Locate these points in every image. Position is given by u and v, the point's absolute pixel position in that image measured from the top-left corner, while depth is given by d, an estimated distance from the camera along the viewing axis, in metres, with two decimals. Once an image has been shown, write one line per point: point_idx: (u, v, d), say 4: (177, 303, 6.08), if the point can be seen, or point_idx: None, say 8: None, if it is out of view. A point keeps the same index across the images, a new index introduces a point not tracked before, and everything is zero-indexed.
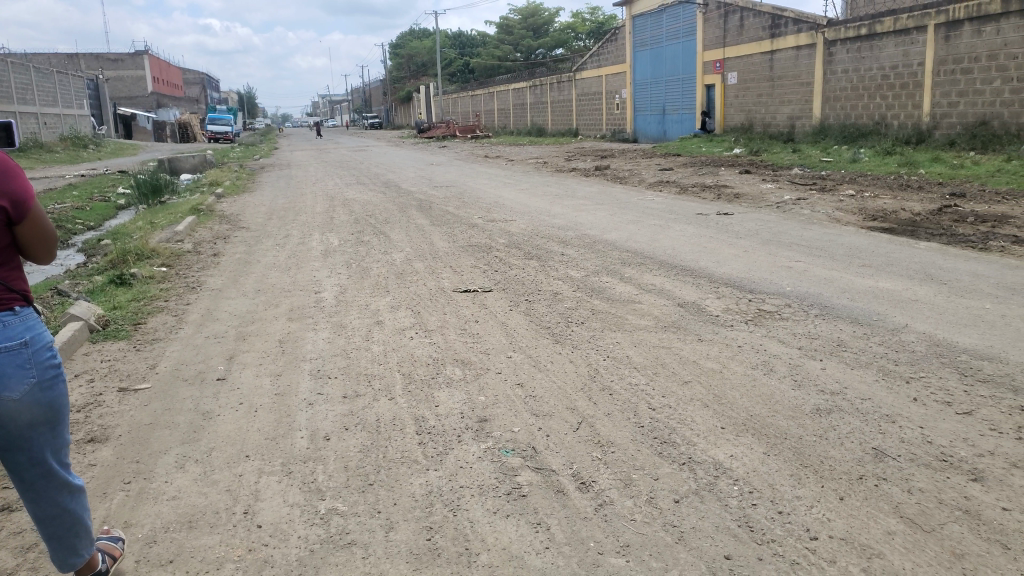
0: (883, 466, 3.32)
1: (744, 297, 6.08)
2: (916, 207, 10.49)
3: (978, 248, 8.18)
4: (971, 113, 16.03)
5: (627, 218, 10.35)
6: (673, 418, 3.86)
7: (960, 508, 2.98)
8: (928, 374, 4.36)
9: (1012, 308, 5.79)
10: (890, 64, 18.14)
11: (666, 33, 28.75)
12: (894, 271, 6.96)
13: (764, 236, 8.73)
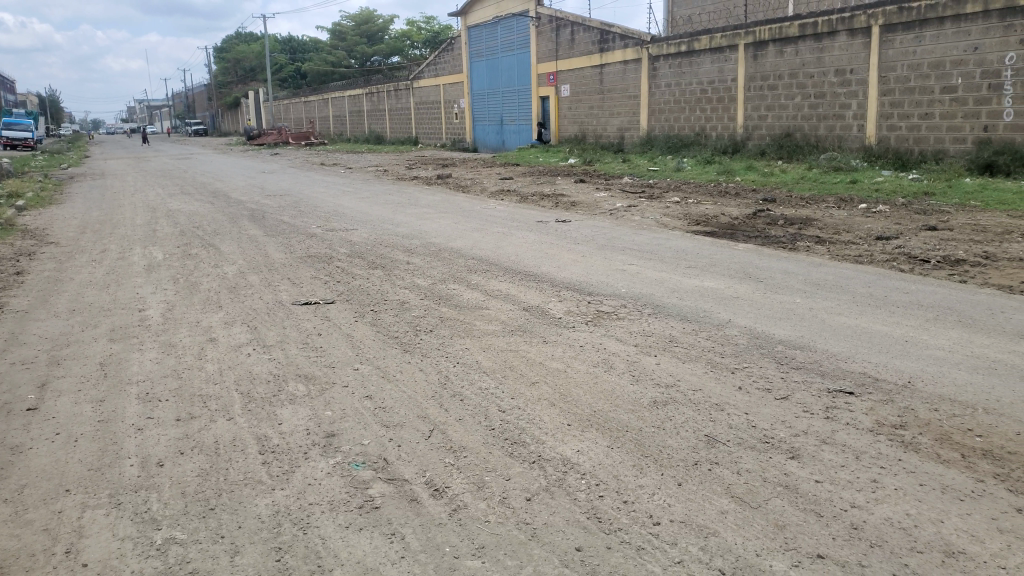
0: (715, 451, 3.57)
1: (583, 300, 6.33)
2: (734, 212, 11.39)
3: (788, 248, 9.01)
4: (778, 126, 17.63)
5: (470, 226, 10.46)
6: (522, 419, 3.95)
7: (781, 484, 3.26)
8: (749, 364, 4.75)
9: (817, 301, 6.44)
10: (707, 80, 19.57)
11: (501, 44, 29.42)
12: (717, 271, 7.52)
13: (600, 242, 9.13)
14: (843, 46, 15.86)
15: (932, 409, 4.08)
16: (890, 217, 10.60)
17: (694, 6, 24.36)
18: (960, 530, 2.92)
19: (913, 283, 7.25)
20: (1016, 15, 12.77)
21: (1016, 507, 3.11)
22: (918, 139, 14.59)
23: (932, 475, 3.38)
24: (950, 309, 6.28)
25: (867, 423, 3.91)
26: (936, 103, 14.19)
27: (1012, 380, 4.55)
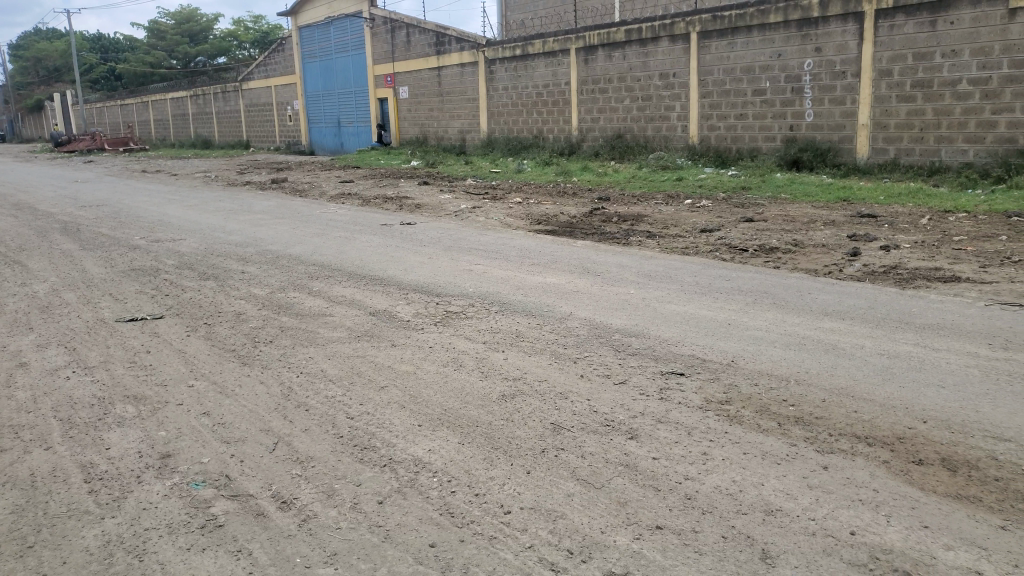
0: (560, 437, 3.72)
1: (430, 301, 6.35)
2: (573, 210, 11.81)
3: (622, 243, 9.48)
4: (610, 128, 18.48)
5: (309, 231, 10.16)
6: (372, 424, 3.91)
7: (622, 463, 3.45)
8: (590, 353, 4.97)
9: (650, 291, 6.83)
10: (541, 83, 20.17)
11: (335, 46, 28.80)
12: (559, 267, 7.78)
13: (445, 243, 9.18)
14: (665, 51, 16.88)
15: (753, 384, 4.47)
16: (713, 211, 11.42)
17: (526, 11, 25.02)
18: (778, 490, 3.22)
19: (735, 271, 7.86)
20: (811, 25, 14.15)
21: (823, 465, 3.47)
22: (734, 138, 15.81)
23: (753, 443, 3.69)
24: (766, 293, 6.87)
25: (697, 401, 4.21)
26: (748, 105, 15.44)
27: (818, 353, 5.06)
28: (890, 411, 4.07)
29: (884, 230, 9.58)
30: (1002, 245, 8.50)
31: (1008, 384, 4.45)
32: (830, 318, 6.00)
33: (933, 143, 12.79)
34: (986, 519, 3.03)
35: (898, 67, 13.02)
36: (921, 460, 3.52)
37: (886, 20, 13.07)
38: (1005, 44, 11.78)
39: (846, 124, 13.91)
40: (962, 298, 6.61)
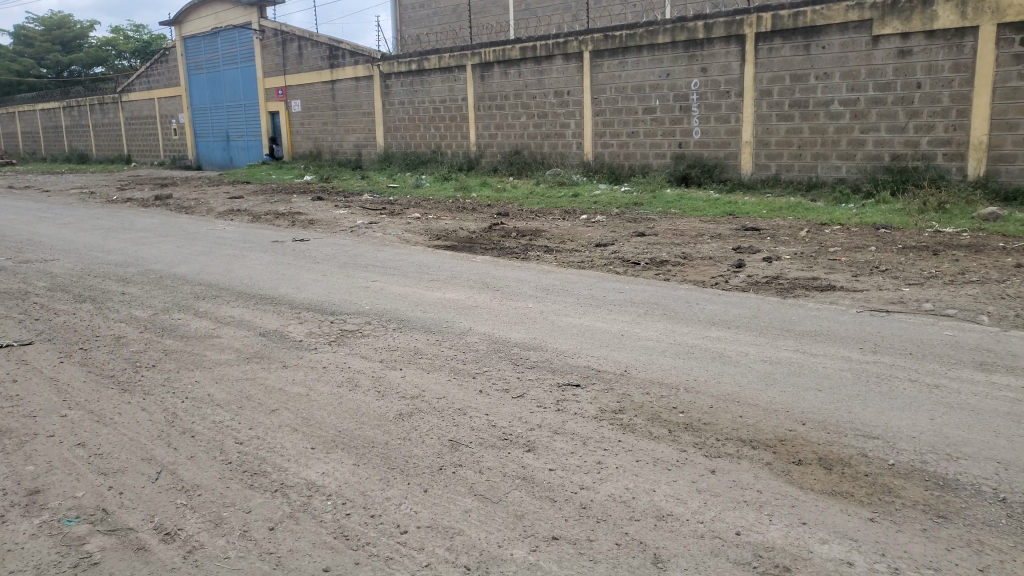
0: (458, 454, 3.71)
1: (324, 320, 6.21)
2: (471, 225, 11.85)
3: (520, 257, 9.58)
4: (507, 144, 18.70)
5: (196, 249, 9.76)
6: (262, 448, 3.78)
7: (519, 476, 3.48)
8: (488, 368, 4.98)
9: (547, 305, 6.93)
10: (438, 99, 20.20)
11: (222, 57, 27.90)
12: (457, 283, 7.78)
13: (341, 259, 9.02)
14: (559, 69, 17.25)
15: (645, 392, 4.60)
16: (607, 226, 11.72)
17: (421, 27, 25.04)
18: (668, 496, 3.33)
19: (628, 284, 8.08)
20: (696, 47, 14.79)
21: (711, 469, 3.61)
22: (627, 154, 16.31)
23: (645, 451, 3.80)
24: (657, 304, 7.10)
25: (592, 411, 4.30)
26: (639, 122, 15.97)
27: (706, 361, 5.26)
28: (772, 415, 4.28)
29: (766, 243, 10.10)
30: (871, 255, 9.12)
31: (876, 385, 4.77)
32: (717, 327, 6.26)
33: (810, 160, 13.62)
34: (858, 512, 3.23)
35: (777, 88, 13.79)
36: (800, 460, 3.72)
37: (765, 43, 13.82)
38: (870, 68, 12.69)
39: (731, 142, 14.60)
40: (835, 305, 7.06)
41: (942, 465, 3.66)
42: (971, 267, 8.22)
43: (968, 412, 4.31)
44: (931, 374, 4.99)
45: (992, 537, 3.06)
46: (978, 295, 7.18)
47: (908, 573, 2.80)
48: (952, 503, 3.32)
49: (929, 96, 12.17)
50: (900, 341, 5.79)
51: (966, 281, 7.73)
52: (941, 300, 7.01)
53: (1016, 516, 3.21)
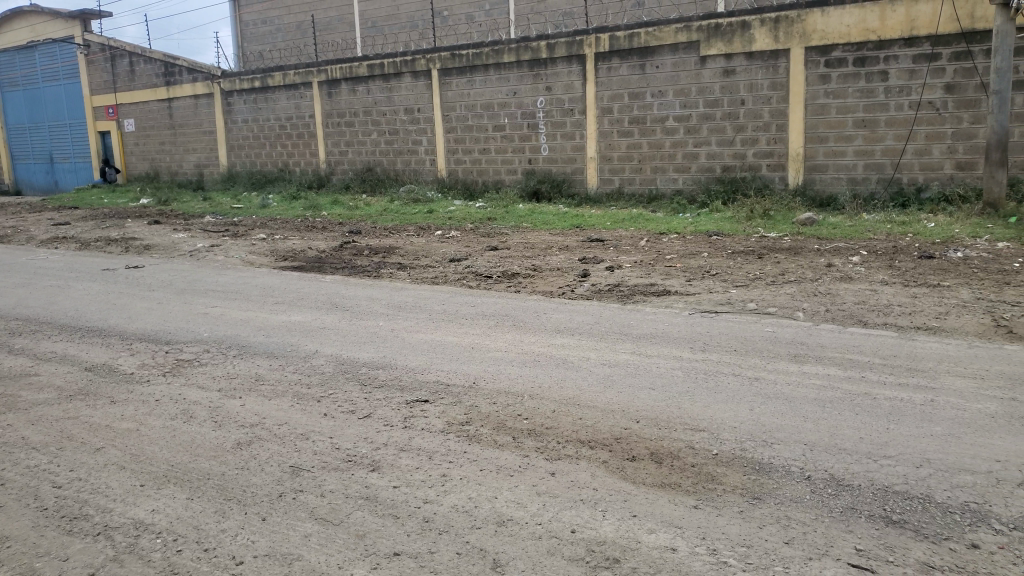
0: (300, 479, 3.64)
1: (159, 350, 5.89)
2: (321, 245, 11.62)
3: (372, 276, 9.50)
4: (358, 162, 18.49)
5: (12, 281, 8.97)
6: (84, 491, 3.55)
7: (362, 496, 3.46)
8: (334, 391, 4.91)
9: (398, 322, 6.92)
10: (284, 117, 19.68)
11: (41, 73, 25.80)
12: (305, 305, 7.61)
13: (178, 286, 8.58)
14: (408, 87, 17.27)
15: (491, 403, 4.70)
16: (460, 241, 11.85)
17: (264, 43, 24.32)
18: (509, 501, 3.43)
19: (478, 297, 8.22)
20: (541, 66, 15.27)
21: (551, 472, 3.75)
22: (479, 171, 16.58)
23: (489, 459, 3.89)
24: (507, 316, 7.27)
25: (439, 426, 4.34)
26: (489, 139, 16.29)
27: (549, 368, 5.44)
28: (610, 415, 4.50)
29: (610, 253, 10.57)
30: (705, 261, 9.77)
31: (703, 381, 5.13)
32: (562, 335, 6.50)
33: (650, 173, 14.41)
34: (684, 501, 3.47)
35: (617, 105, 14.51)
36: (634, 456, 3.94)
37: (604, 63, 14.49)
38: (699, 86, 13.62)
39: (577, 158, 15.19)
40: (671, 309, 7.51)
41: (759, 450, 3.99)
42: (790, 268, 8.99)
43: (782, 401, 4.72)
44: (752, 368, 5.42)
45: (797, 512, 3.38)
46: (795, 293, 7.87)
47: (725, 553, 3.04)
48: (765, 484, 3.63)
49: (751, 111, 13.21)
50: (726, 339, 6.24)
51: (785, 281, 8.44)
52: (763, 300, 7.63)
53: (819, 490, 3.56)
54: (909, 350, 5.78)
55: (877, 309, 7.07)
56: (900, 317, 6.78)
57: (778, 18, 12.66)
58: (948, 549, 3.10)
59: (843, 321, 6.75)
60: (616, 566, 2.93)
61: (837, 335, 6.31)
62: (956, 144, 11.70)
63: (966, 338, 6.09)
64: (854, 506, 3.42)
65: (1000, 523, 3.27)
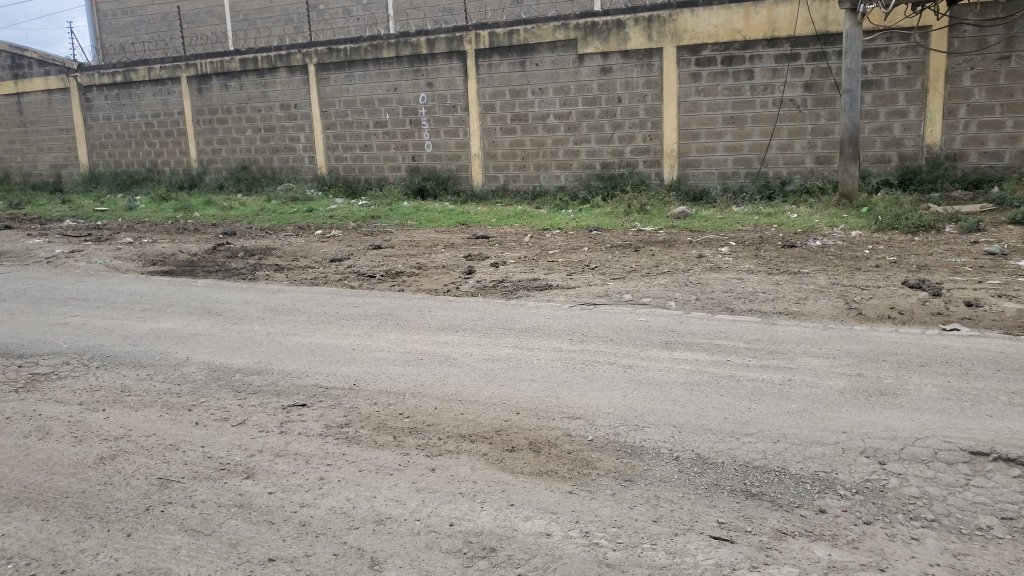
0: (168, 491, 3.51)
1: (9, 365, 5.50)
2: (193, 248, 11.13)
3: (247, 278, 9.20)
4: (233, 160, 17.81)
5: None
6: None
7: (236, 504, 3.39)
8: (207, 399, 4.73)
9: (275, 325, 6.74)
10: (150, 113, 18.68)
11: None
12: (175, 311, 7.29)
13: (33, 295, 8.02)
14: (284, 82, 16.77)
15: (372, 403, 4.67)
16: (342, 241, 11.66)
17: (125, 35, 22.97)
18: (388, 499, 3.45)
19: (359, 297, 8.11)
20: (421, 62, 15.18)
21: (431, 468, 3.78)
22: (361, 168, 16.34)
23: (368, 459, 3.88)
24: (389, 315, 7.22)
25: (317, 429, 4.28)
26: (371, 136, 16.06)
27: (432, 366, 5.45)
28: (491, 409, 4.57)
29: (494, 249, 10.69)
30: (585, 255, 10.04)
31: (581, 371, 5.29)
32: (445, 332, 6.53)
33: (533, 170, 14.65)
34: (560, 488, 3.58)
35: (499, 102, 14.64)
36: (513, 447, 4.02)
37: (485, 59, 14.57)
38: (578, 84, 13.94)
39: (461, 155, 15.23)
40: (552, 302, 7.68)
41: (631, 434, 4.16)
42: (664, 260, 9.38)
43: (654, 386, 4.95)
44: (627, 356, 5.62)
45: (666, 491, 3.55)
46: (668, 284, 8.23)
47: (597, 534, 3.19)
48: (637, 466, 3.80)
49: (628, 109, 13.66)
50: (603, 330, 6.45)
51: (660, 272, 8.80)
52: (639, 291, 7.94)
53: (685, 469, 3.77)
54: (770, 334, 6.16)
55: (743, 297, 7.49)
56: (763, 303, 7.21)
57: (651, 18, 13.13)
58: (799, 515, 3.36)
59: (712, 309, 7.11)
60: (491, 556, 3.03)
61: (706, 322, 6.64)
62: (814, 140, 12.53)
63: (822, 321, 6.56)
64: (718, 482, 3.64)
65: (844, 489, 3.56)
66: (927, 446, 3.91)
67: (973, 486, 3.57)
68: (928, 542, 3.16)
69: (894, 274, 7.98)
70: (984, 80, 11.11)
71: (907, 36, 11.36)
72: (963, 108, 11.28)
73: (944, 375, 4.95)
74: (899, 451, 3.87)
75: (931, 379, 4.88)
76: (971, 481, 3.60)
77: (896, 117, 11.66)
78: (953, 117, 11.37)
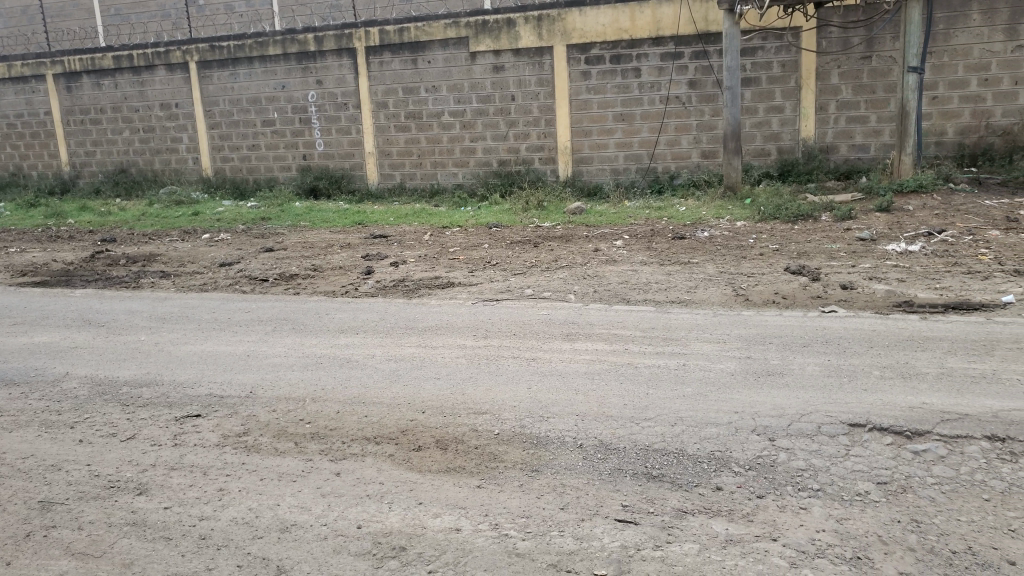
0: (51, 515, 3.34)
1: None
2: (68, 256, 10.48)
3: (131, 287, 8.74)
4: (109, 162, 16.86)
5: None
6: None
7: (129, 522, 3.26)
8: (91, 415, 4.47)
9: (163, 335, 6.44)
10: (13, 113, 17.42)
11: None
12: (51, 324, 6.85)
13: None
14: (163, 81, 15.99)
15: (271, 411, 4.53)
16: (232, 244, 11.25)
17: None
18: (293, 506, 3.38)
19: (253, 302, 7.85)
20: (309, 59, 14.81)
21: (336, 472, 3.71)
22: (250, 169, 15.81)
23: (271, 467, 3.77)
24: (286, 319, 7.03)
25: (214, 439, 4.12)
26: (260, 135, 15.57)
27: (332, 369, 5.35)
28: (396, 409, 4.53)
29: (393, 248, 10.57)
30: (485, 251, 10.08)
31: (485, 366, 5.32)
32: (345, 334, 6.41)
33: (430, 168, 14.60)
34: (468, 482, 3.59)
35: (392, 100, 14.48)
36: (419, 446, 4.00)
37: (375, 57, 14.37)
38: (471, 81, 13.96)
39: (355, 153, 14.98)
40: (454, 300, 7.68)
41: (537, 426, 4.22)
42: (562, 255, 9.55)
43: (557, 377, 5.04)
44: (529, 350, 5.70)
45: (572, 478, 3.63)
46: (568, 277, 8.38)
47: (506, 526, 3.23)
48: (543, 456, 3.86)
49: (521, 107, 13.80)
50: (505, 325, 6.50)
51: (559, 267, 8.95)
52: (540, 285, 8.04)
53: (590, 456, 3.86)
54: (665, 322, 6.38)
55: (638, 288, 7.72)
56: (658, 293, 7.47)
57: (541, 16, 13.30)
58: (698, 494, 3.50)
59: (609, 300, 7.29)
60: (402, 555, 3.03)
61: (605, 313, 6.81)
62: (700, 136, 13.05)
63: (712, 308, 6.85)
64: (620, 467, 3.75)
65: (738, 466, 3.74)
66: (812, 421, 4.16)
67: (852, 455, 3.83)
68: (815, 510, 3.37)
69: (777, 261, 8.42)
70: (851, 78, 11.86)
71: (780, 36, 11.99)
72: (833, 104, 12.02)
73: (824, 354, 5.28)
74: (786, 427, 4.10)
75: (814, 359, 5.19)
76: (850, 451, 3.86)
77: (773, 113, 12.30)
78: (825, 113, 12.09)
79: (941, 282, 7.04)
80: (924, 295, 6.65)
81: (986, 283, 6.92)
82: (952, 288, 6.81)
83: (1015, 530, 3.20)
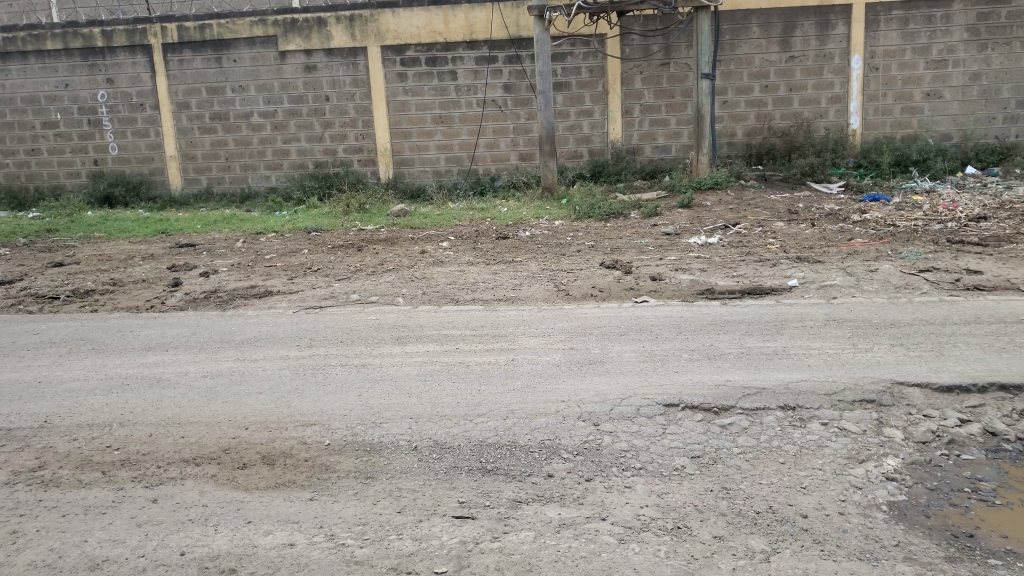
0: None
1: None
2: None
3: None
4: None
5: None
6: None
7: None
8: None
9: None
10: None
11: None
12: None
13: None
14: None
15: (71, 440, 4.11)
16: (12, 259, 10.09)
17: None
18: (104, 541, 3.13)
19: (43, 323, 7.08)
20: (97, 55, 13.59)
21: (152, 498, 3.45)
22: (29, 175, 14.23)
23: (74, 501, 3.44)
24: (83, 339, 6.41)
25: (3, 478, 3.70)
26: (40, 138, 14.06)
27: (141, 391, 4.94)
28: (216, 427, 4.27)
29: (202, 258, 9.94)
30: (305, 257, 9.76)
31: (312, 377, 5.13)
32: (154, 352, 5.95)
33: (240, 172, 13.90)
34: (298, 496, 3.47)
35: (194, 100, 13.63)
36: (244, 464, 3.80)
37: (174, 54, 13.46)
38: (282, 82, 13.45)
39: (154, 157, 13.94)
40: (274, 309, 7.36)
41: (369, 432, 4.15)
42: (387, 258, 9.45)
43: (387, 382, 4.97)
44: (358, 356, 5.59)
45: (407, 481, 3.61)
46: (394, 280, 8.31)
47: (342, 535, 3.16)
48: (377, 462, 3.81)
49: (337, 108, 13.50)
50: (331, 332, 6.32)
51: (384, 271, 8.84)
52: (366, 290, 7.91)
53: (425, 457, 3.85)
54: (492, 320, 6.49)
55: (465, 288, 7.80)
56: (484, 292, 7.59)
57: (353, 16, 13.07)
58: (531, 483, 3.61)
59: (437, 302, 7.31)
60: None
61: (433, 315, 6.82)
62: (516, 138, 13.42)
63: (536, 304, 7.06)
64: (455, 465, 3.77)
65: (567, 452, 3.89)
66: (631, 404, 4.41)
67: (669, 433, 4.11)
68: (638, 488, 3.58)
69: (592, 257, 8.84)
70: (652, 83, 12.72)
71: (587, 42, 12.60)
72: (636, 108, 12.82)
73: (639, 342, 5.61)
74: (609, 412, 4.32)
75: (630, 346, 5.51)
76: (668, 430, 4.14)
77: (583, 116, 12.92)
78: (630, 116, 12.87)
79: (737, 270, 7.73)
80: (723, 283, 7.27)
81: (774, 269, 7.68)
82: (746, 276, 7.50)
83: (806, 486, 3.60)
